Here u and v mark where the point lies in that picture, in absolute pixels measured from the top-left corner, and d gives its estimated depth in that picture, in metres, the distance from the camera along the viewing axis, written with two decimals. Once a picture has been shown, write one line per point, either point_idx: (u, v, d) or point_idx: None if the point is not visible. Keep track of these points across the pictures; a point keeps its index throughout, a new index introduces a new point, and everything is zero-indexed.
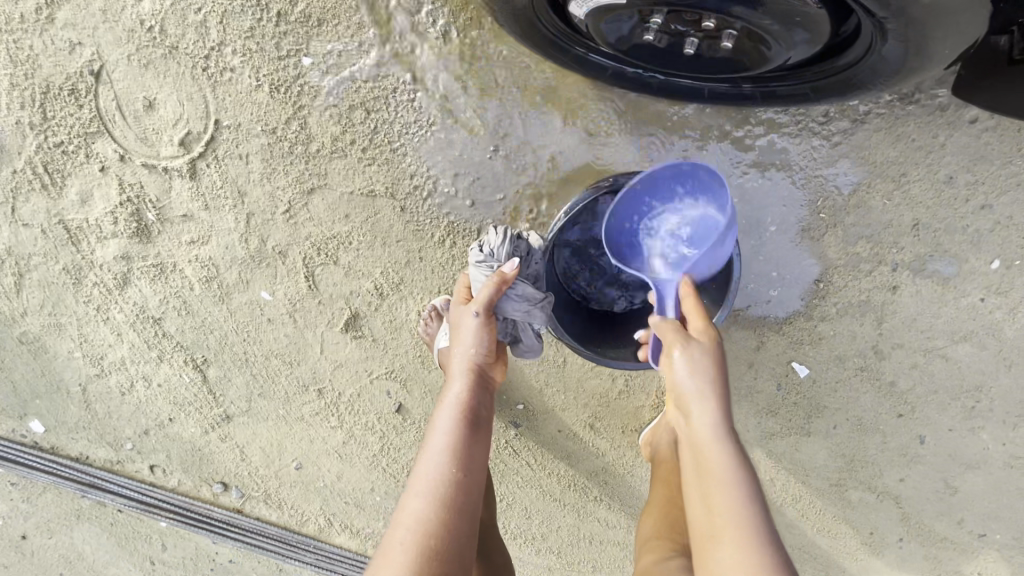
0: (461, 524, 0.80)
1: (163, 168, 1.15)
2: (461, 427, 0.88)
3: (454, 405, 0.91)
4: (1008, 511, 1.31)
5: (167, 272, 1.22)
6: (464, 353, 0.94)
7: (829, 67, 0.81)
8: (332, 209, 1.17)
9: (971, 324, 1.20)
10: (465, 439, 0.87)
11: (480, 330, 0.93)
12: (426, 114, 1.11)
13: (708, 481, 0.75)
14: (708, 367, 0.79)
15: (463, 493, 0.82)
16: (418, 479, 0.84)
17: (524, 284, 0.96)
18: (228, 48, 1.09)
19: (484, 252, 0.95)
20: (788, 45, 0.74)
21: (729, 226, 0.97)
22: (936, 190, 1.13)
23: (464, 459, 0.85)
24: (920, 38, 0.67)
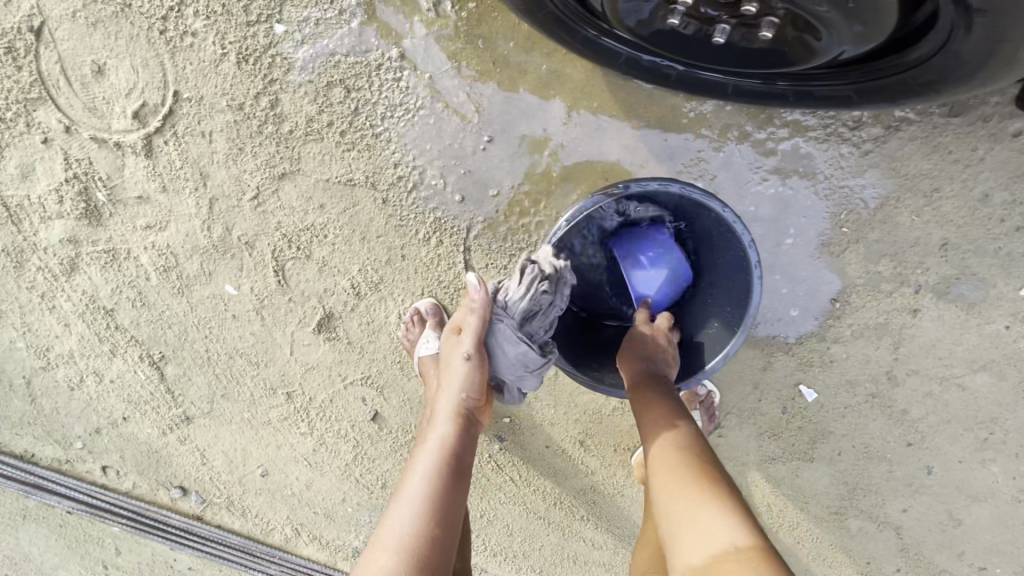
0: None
1: (115, 143, 1.02)
2: (441, 474, 0.76)
3: (435, 449, 0.79)
4: (1010, 545, 1.25)
5: (119, 260, 1.10)
6: (454, 395, 0.82)
7: (886, 66, 0.69)
8: (305, 198, 1.05)
9: (992, 353, 1.12)
10: (445, 489, 0.75)
11: (470, 374, 0.82)
12: (414, 96, 0.99)
13: (656, 425, 0.79)
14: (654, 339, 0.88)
15: (438, 549, 0.70)
16: (385, 534, 0.71)
17: (530, 348, 0.83)
18: (189, 9, 0.96)
19: (499, 303, 0.84)
20: (841, 38, 0.62)
21: (752, 248, 0.86)
22: (970, 208, 1.03)
23: (443, 511, 0.73)
24: (1008, 34, 0.55)
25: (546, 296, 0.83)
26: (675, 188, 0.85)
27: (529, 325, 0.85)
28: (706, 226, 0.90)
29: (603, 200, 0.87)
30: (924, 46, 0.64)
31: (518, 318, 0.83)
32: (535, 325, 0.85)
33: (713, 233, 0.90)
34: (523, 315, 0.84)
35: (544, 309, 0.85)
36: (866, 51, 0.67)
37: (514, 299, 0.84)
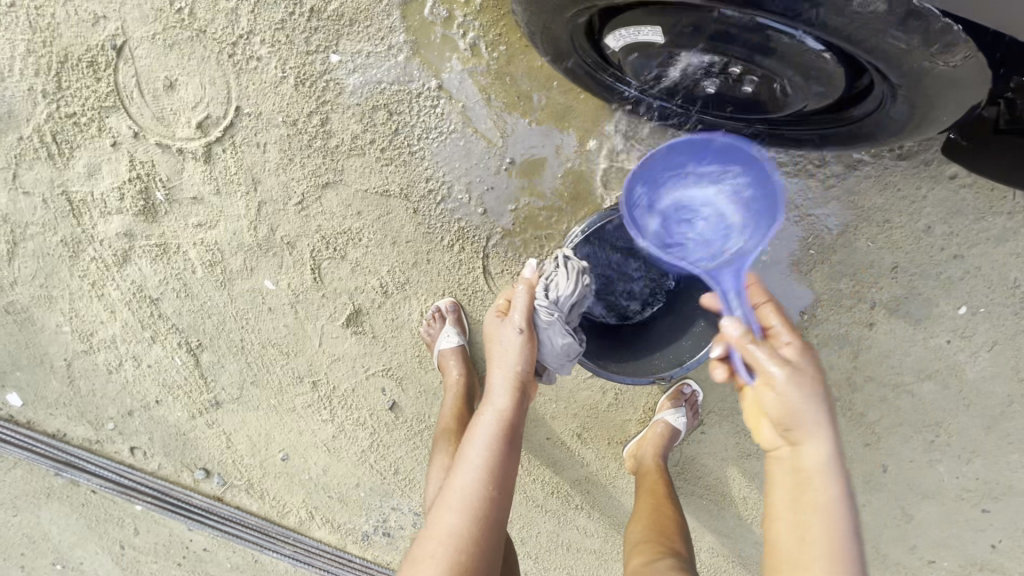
0: (494, 535, 0.79)
1: (178, 149, 1.15)
2: (501, 441, 0.85)
3: (496, 417, 0.87)
4: (956, 539, 1.41)
5: (170, 253, 1.22)
6: (512, 368, 0.89)
7: (840, 117, 0.86)
8: (345, 205, 1.19)
9: (935, 363, 1.30)
10: (502, 456, 0.84)
11: (523, 350, 0.90)
12: (447, 121, 1.15)
13: (806, 523, 0.64)
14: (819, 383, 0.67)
15: (497, 510, 0.81)
16: (451, 494, 0.81)
17: (574, 342, 0.95)
18: (257, 38, 1.10)
19: (550, 299, 0.95)
20: (805, 93, 0.80)
21: (734, 255, 0.98)
22: (915, 238, 1.22)
23: (501, 476, 0.82)
24: (923, 104, 0.73)
25: (585, 291, 0.98)
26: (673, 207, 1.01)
27: (570, 317, 0.98)
28: None
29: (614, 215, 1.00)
30: (865, 106, 0.81)
31: (566, 312, 0.96)
32: (573, 317, 0.99)
33: None
34: (568, 308, 0.97)
35: (580, 302, 0.99)
36: (823, 105, 0.85)
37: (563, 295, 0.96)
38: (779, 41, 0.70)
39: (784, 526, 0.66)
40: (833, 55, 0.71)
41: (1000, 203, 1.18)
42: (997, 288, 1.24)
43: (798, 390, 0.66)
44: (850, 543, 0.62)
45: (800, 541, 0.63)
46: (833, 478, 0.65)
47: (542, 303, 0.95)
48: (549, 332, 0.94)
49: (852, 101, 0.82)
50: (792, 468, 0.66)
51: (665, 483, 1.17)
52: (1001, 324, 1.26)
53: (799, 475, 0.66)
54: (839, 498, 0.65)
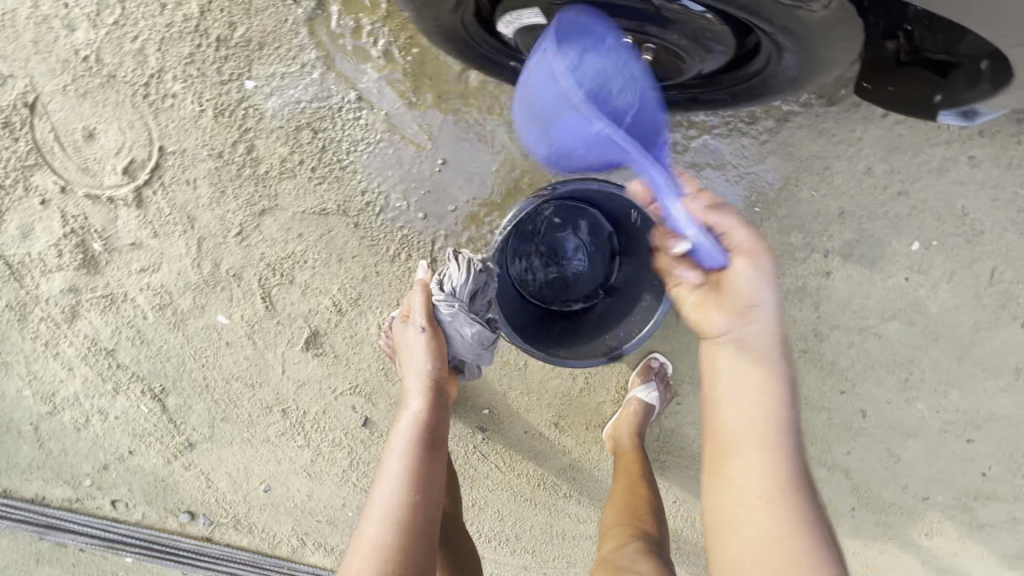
0: (418, 535, 0.84)
1: (108, 197, 1.14)
2: (418, 444, 0.91)
3: (410, 422, 0.94)
4: (945, 473, 1.42)
5: (118, 303, 1.21)
6: (418, 373, 0.97)
7: (741, 75, 0.85)
8: (285, 229, 1.18)
9: (898, 303, 1.30)
10: (419, 458, 0.90)
11: (427, 349, 0.97)
12: (373, 131, 1.14)
13: (752, 396, 0.71)
14: (765, 265, 0.74)
15: (421, 509, 0.86)
16: (374, 508, 0.86)
17: (482, 328, 0.98)
18: (169, 75, 1.09)
19: (446, 292, 0.97)
20: (701, 55, 0.80)
21: None
22: (858, 180, 1.22)
23: (422, 479, 0.88)
24: (810, 52, 0.73)
25: (484, 276, 0.98)
26: (594, 185, 0.96)
27: (476, 305, 0.99)
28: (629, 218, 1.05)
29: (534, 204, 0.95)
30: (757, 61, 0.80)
31: (466, 301, 0.98)
32: (480, 304, 0.99)
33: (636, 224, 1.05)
34: (469, 295, 0.98)
35: (485, 289, 0.99)
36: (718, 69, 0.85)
37: (459, 284, 0.98)
38: (667, 7, 0.71)
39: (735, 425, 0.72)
40: (716, 16, 0.71)
41: (936, 133, 1.19)
42: (945, 218, 1.24)
43: (754, 266, 0.73)
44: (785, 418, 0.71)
45: (745, 419, 0.71)
46: (772, 354, 0.72)
47: (439, 296, 0.98)
48: (455, 323, 0.97)
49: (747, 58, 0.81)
50: (732, 340, 0.74)
51: (641, 462, 1.18)
52: (956, 255, 1.27)
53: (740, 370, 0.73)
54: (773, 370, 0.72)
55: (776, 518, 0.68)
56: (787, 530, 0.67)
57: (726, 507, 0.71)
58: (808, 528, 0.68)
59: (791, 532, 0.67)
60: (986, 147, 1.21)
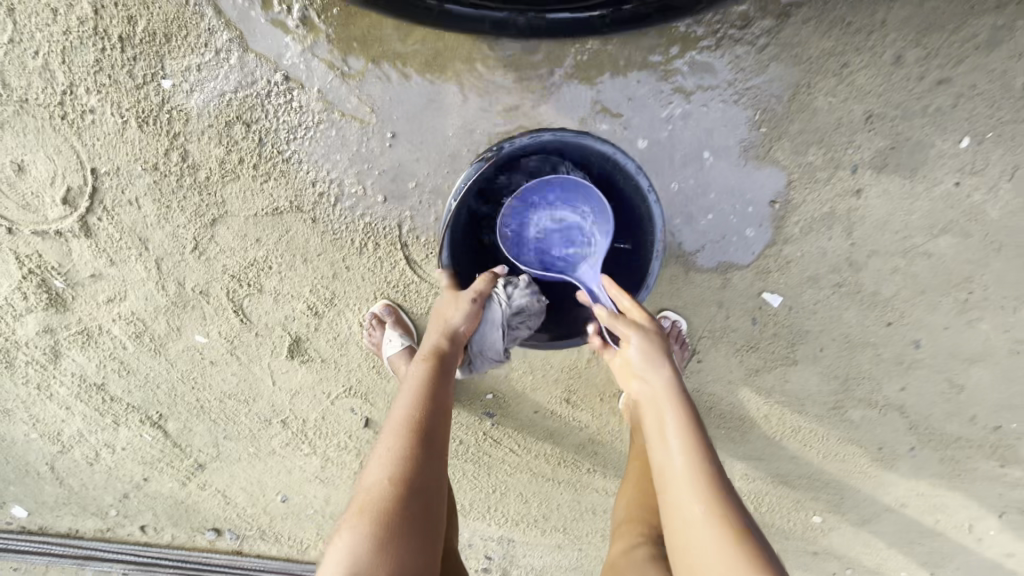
0: (428, 459, 0.73)
1: (56, 231, 1.08)
2: (435, 370, 0.83)
3: (426, 359, 0.85)
4: (1020, 397, 1.25)
5: (95, 337, 1.17)
6: (444, 321, 0.90)
7: None
8: (241, 236, 1.09)
9: (948, 214, 1.10)
10: (434, 387, 0.81)
11: (469, 315, 0.90)
12: (310, 113, 1.01)
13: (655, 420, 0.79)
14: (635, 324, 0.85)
15: (433, 434, 0.76)
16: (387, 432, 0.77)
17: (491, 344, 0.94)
18: (80, 89, 0.99)
19: (502, 292, 0.91)
20: None
21: (640, 174, 0.86)
22: (885, 74, 1.01)
23: (434, 396, 0.80)
24: None
25: (538, 304, 0.93)
26: (548, 136, 0.87)
27: (515, 324, 0.93)
28: (597, 163, 0.91)
29: (483, 166, 0.89)
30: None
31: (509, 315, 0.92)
32: (517, 329, 0.94)
33: (607, 170, 0.91)
34: (514, 313, 0.92)
35: (529, 318, 0.93)
36: None
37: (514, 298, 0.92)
38: None
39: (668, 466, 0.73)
40: None
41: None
42: (1001, 103, 1.02)
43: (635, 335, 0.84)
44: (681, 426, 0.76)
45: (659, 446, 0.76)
46: (668, 387, 0.80)
47: (495, 293, 0.91)
48: (489, 328, 0.93)
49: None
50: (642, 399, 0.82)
51: None
52: (1018, 145, 1.05)
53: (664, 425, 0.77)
54: (665, 398, 0.79)
55: (697, 519, 0.67)
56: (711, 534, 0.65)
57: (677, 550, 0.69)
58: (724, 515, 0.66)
59: (706, 526, 0.66)
60: None
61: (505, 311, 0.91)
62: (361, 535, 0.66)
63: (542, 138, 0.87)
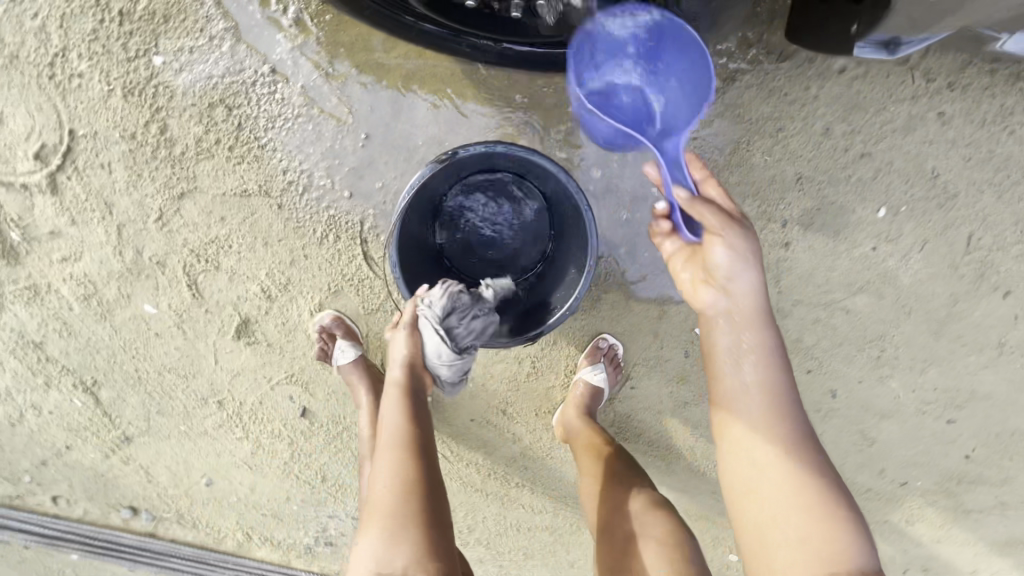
0: (426, 478, 0.84)
1: (22, 184, 1.10)
2: (410, 395, 0.90)
3: (396, 385, 0.90)
4: (924, 456, 1.34)
5: (42, 294, 1.17)
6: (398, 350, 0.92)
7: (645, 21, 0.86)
8: (206, 213, 1.13)
9: (865, 274, 1.21)
10: (411, 409, 0.89)
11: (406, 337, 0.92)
12: (291, 106, 1.08)
13: (738, 361, 0.79)
14: (742, 241, 0.77)
15: (421, 449, 0.86)
16: (379, 454, 0.86)
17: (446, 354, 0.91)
18: (73, 53, 1.04)
19: (423, 304, 0.92)
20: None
21: (582, 193, 0.91)
22: (815, 143, 1.13)
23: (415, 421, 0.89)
24: None
25: (462, 295, 0.93)
26: (500, 149, 0.91)
27: (455, 325, 0.92)
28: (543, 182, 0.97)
29: (433, 168, 0.91)
30: None
31: (441, 319, 0.91)
32: (461, 327, 0.92)
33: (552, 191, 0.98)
34: (445, 313, 0.91)
35: (465, 311, 0.93)
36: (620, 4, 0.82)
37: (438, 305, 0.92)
38: None
39: (740, 403, 0.78)
40: None
41: (900, 88, 1.10)
42: (914, 181, 1.15)
43: (733, 246, 0.77)
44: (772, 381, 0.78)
45: (746, 395, 0.78)
46: (756, 325, 0.79)
47: (421, 316, 0.92)
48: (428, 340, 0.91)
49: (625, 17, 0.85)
50: (725, 323, 0.80)
51: (601, 440, 1.13)
52: (927, 221, 1.18)
53: (742, 348, 0.79)
54: (756, 343, 0.79)
55: (788, 482, 0.74)
56: (803, 496, 0.73)
57: (746, 496, 0.77)
58: (814, 481, 0.74)
59: (801, 489, 0.74)
60: (956, 101, 1.10)
61: (435, 315, 0.91)
62: (381, 548, 0.78)
63: (495, 150, 0.92)
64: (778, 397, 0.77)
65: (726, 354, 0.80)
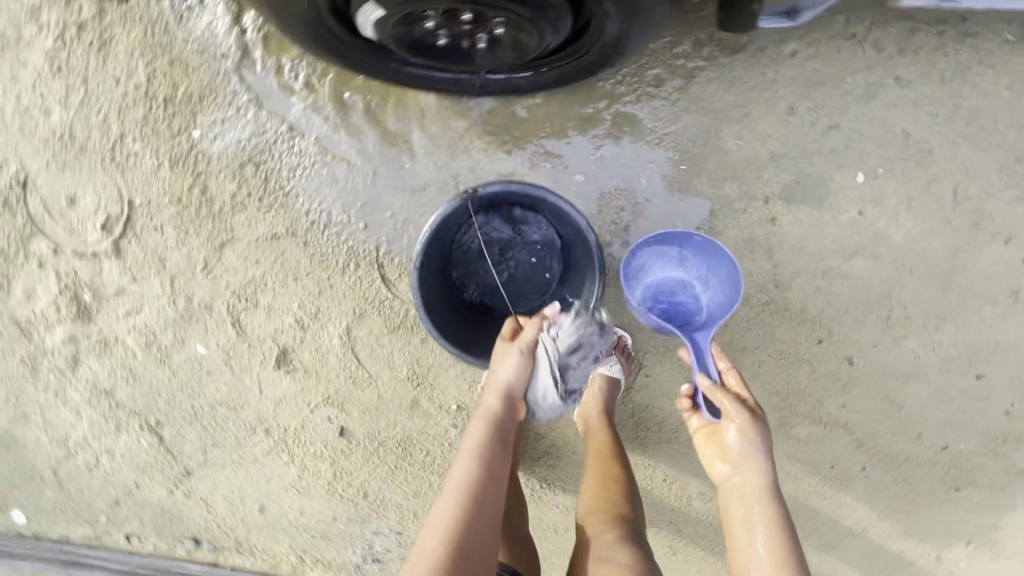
0: (481, 522, 0.87)
1: (92, 252, 1.29)
2: (492, 435, 0.99)
3: (485, 418, 1.02)
4: (960, 415, 1.32)
5: (111, 346, 1.34)
6: (499, 380, 1.07)
7: (577, 54, 0.98)
8: (243, 257, 1.29)
9: (857, 239, 1.25)
10: (490, 449, 0.96)
11: (519, 367, 1.07)
12: (307, 156, 1.25)
13: (748, 526, 0.91)
14: (754, 430, 0.93)
15: (485, 490, 0.90)
16: (446, 485, 0.92)
17: (552, 390, 1.13)
18: (129, 138, 1.25)
19: (552, 331, 1.13)
20: (533, 31, 0.88)
21: (590, 229, 1.12)
22: (782, 122, 1.21)
23: (488, 462, 0.94)
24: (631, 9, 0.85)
25: (585, 334, 1.17)
26: (517, 188, 1.12)
27: (569, 359, 1.16)
28: (553, 213, 1.18)
29: (459, 201, 1.13)
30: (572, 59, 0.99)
31: (563, 350, 1.14)
32: (570, 361, 1.16)
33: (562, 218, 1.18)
34: (566, 349, 1.15)
35: (580, 348, 1.17)
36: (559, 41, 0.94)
37: (563, 336, 1.15)
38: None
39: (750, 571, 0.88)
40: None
41: (853, 62, 1.18)
42: (887, 143, 1.21)
43: (748, 435, 0.93)
44: (781, 549, 0.88)
45: (754, 552, 0.89)
46: (768, 498, 0.92)
47: (542, 344, 1.11)
48: (543, 367, 1.11)
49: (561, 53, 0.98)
50: (737, 491, 0.94)
51: (611, 443, 1.18)
52: (908, 180, 1.23)
53: (752, 519, 0.91)
54: (765, 512, 0.91)
55: None
56: None
57: None
58: None
59: None
60: (910, 66, 1.19)
61: (563, 342, 1.15)
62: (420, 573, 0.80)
63: (512, 189, 1.13)
64: (785, 566, 0.86)
65: (737, 514, 0.93)
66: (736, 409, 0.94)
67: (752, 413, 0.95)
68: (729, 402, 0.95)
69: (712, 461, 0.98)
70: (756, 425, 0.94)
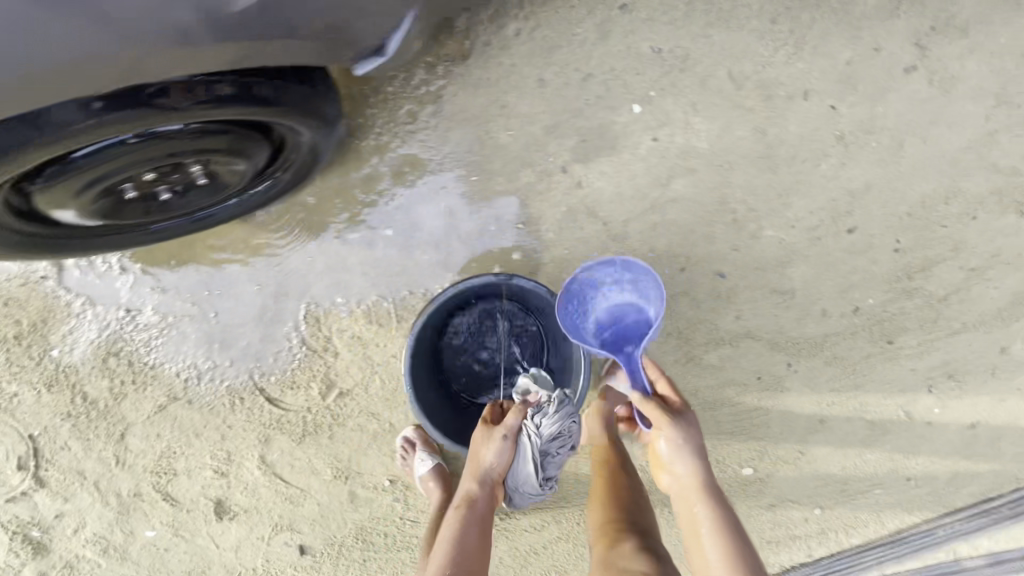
0: None
1: (21, 493, 1.38)
2: (468, 520, 1.00)
3: (464, 503, 1.03)
4: (853, 274, 1.27)
5: (76, 566, 1.41)
6: (480, 465, 1.06)
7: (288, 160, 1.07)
8: (145, 437, 1.36)
9: (665, 162, 1.24)
10: (465, 532, 0.98)
11: (501, 452, 1.07)
12: (154, 326, 1.32)
13: (694, 528, 0.95)
14: (682, 435, 0.98)
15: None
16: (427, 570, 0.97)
17: (530, 481, 1.15)
18: (3, 382, 1.34)
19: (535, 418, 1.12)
20: (230, 157, 0.97)
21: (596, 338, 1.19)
22: (539, 96, 1.22)
23: (461, 548, 0.96)
24: (308, 113, 0.96)
25: (568, 421, 1.15)
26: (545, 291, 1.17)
27: (551, 447, 1.15)
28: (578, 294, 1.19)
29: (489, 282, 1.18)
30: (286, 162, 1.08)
31: (546, 439, 1.13)
32: (553, 449, 1.15)
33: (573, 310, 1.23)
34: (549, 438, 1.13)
35: (565, 435, 1.15)
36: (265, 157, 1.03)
37: (546, 425, 1.13)
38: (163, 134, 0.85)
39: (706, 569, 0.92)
40: (208, 126, 0.88)
41: (573, 13, 1.20)
42: (644, 67, 1.21)
43: (678, 440, 0.98)
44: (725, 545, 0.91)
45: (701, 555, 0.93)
46: (704, 495, 0.96)
47: (525, 436, 1.11)
48: (524, 458, 1.12)
49: (278, 160, 1.06)
50: (683, 493, 0.98)
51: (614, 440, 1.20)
52: (681, 89, 1.22)
53: (697, 519, 0.95)
54: (705, 511, 0.95)
55: None
56: None
57: None
58: None
59: None
60: None
61: (545, 430, 1.12)
62: None
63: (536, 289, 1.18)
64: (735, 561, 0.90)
65: (686, 513, 0.97)
66: (664, 417, 0.99)
67: (680, 417, 0.99)
68: (656, 411, 1.00)
69: (657, 470, 1.04)
70: (686, 429, 0.99)
